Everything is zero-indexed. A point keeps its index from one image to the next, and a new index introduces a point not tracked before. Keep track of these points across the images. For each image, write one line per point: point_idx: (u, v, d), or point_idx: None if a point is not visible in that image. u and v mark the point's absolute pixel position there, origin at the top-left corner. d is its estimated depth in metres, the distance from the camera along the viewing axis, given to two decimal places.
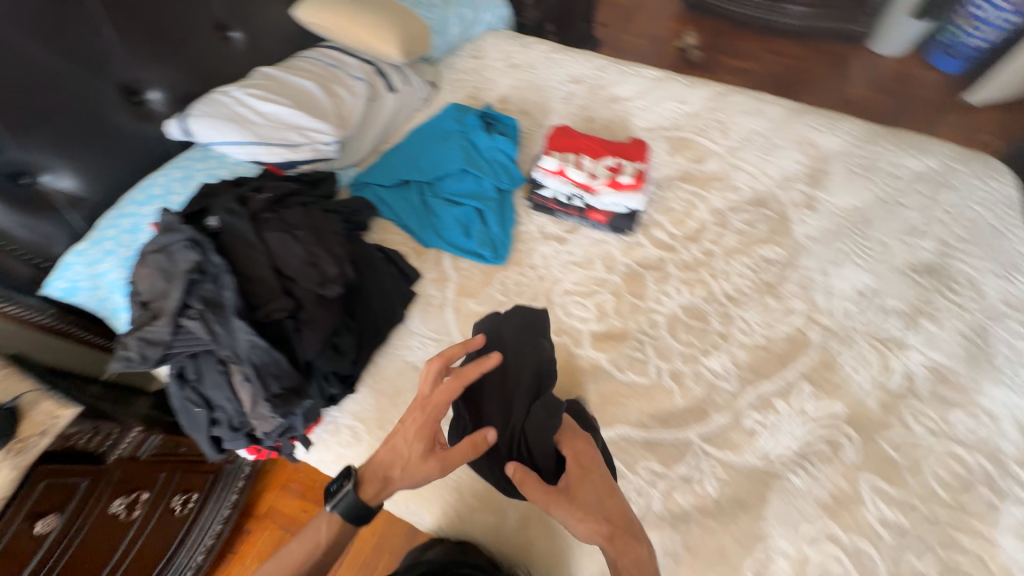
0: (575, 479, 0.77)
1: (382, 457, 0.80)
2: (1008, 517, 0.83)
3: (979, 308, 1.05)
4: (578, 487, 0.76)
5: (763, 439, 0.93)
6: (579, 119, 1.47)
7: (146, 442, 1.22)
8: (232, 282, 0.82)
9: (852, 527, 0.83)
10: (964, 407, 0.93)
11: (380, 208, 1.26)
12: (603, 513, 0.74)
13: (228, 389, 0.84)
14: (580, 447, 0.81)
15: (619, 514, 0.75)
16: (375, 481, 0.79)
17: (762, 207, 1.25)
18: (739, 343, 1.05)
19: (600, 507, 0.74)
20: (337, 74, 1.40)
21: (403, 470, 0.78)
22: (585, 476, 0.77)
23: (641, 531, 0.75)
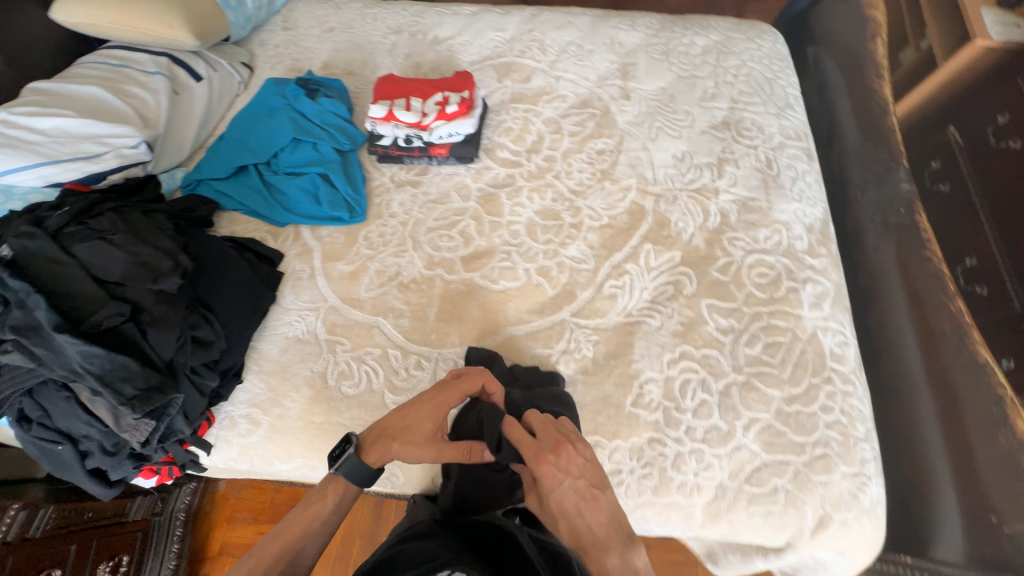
0: (541, 484, 0.67)
1: (388, 423, 0.78)
2: (807, 296, 1.05)
3: (767, 146, 1.25)
4: (543, 499, 0.67)
5: (622, 299, 1.07)
6: (406, 66, 1.46)
7: (37, 518, 1.08)
8: (42, 301, 0.76)
9: (699, 342, 1.00)
10: (765, 225, 1.13)
11: (220, 201, 1.20)
12: (561, 528, 0.66)
13: (83, 412, 0.80)
14: (543, 472, 0.67)
15: (583, 531, 0.64)
16: (378, 446, 0.76)
17: (588, 107, 1.35)
18: (590, 228, 1.17)
19: (560, 520, 0.66)
20: (125, 71, 1.23)
21: (403, 443, 0.76)
22: (547, 496, 0.66)
23: (614, 542, 0.63)
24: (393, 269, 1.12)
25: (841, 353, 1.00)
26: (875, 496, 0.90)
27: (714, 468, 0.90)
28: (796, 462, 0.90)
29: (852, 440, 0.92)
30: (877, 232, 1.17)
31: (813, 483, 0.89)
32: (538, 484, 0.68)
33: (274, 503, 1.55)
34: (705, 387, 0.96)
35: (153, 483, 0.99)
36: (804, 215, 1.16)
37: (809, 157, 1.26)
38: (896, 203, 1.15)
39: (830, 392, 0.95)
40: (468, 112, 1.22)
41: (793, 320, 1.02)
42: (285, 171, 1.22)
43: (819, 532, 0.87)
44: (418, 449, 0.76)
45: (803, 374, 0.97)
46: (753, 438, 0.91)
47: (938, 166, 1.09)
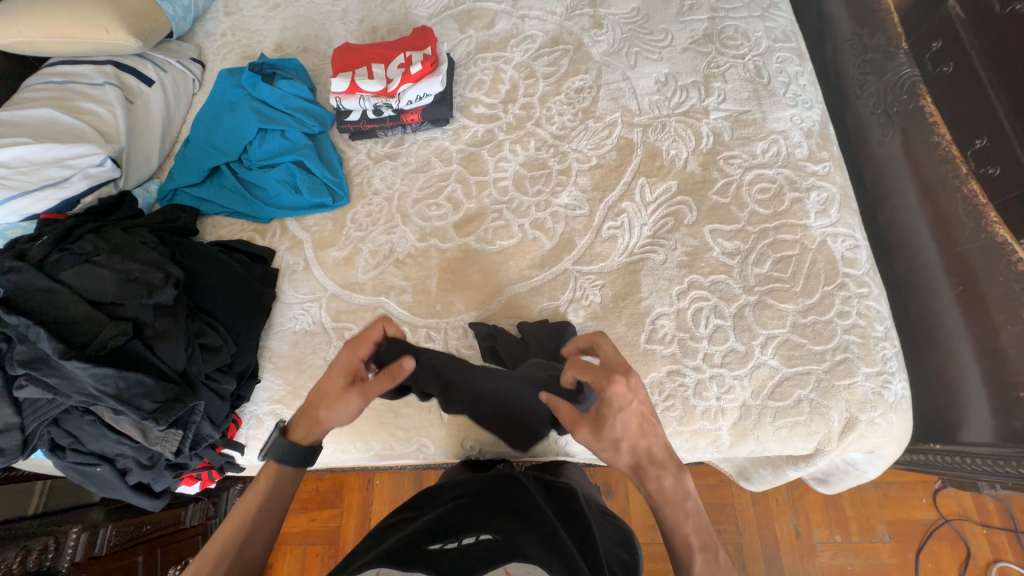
0: (608, 403, 0.66)
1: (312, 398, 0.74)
2: (813, 204, 1.02)
3: (755, 54, 1.17)
4: (608, 420, 0.66)
5: (622, 239, 1.04)
6: (363, 33, 1.37)
7: (98, 538, 1.12)
8: (43, 331, 0.76)
9: (707, 270, 0.98)
10: (761, 138, 1.08)
11: (200, 207, 1.17)
12: (623, 449, 0.67)
13: (111, 432, 0.82)
14: (614, 392, 0.65)
15: (645, 451, 0.67)
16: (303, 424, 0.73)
17: (559, 44, 1.27)
18: (579, 171, 1.12)
19: (622, 442, 0.66)
20: (72, 86, 1.17)
21: (327, 409, 0.71)
22: (613, 414, 0.66)
23: (671, 463, 0.67)
24: (386, 248, 1.10)
25: (854, 257, 0.97)
26: (900, 390, 0.90)
27: (736, 390, 0.90)
28: (817, 371, 0.90)
29: (872, 340, 0.91)
30: (881, 125, 1.11)
31: (837, 389, 0.89)
32: (604, 406, 0.67)
33: (320, 490, 1.61)
34: (718, 313, 0.95)
35: (196, 489, 1.02)
36: (801, 120, 1.10)
37: (801, 57, 1.18)
38: (899, 90, 1.08)
39: (845, 298, 0.94)
40: (434, 70, 1.15)
41: (801, 231, 0.99)
42: (258, 165, 1.17)
43: (847, 435, 0.88)
44: (337, 406, 0.70)
45: (816, 284, 0.95)
46: (772, 354, 0.91)
47: (938, 50, 1.01)
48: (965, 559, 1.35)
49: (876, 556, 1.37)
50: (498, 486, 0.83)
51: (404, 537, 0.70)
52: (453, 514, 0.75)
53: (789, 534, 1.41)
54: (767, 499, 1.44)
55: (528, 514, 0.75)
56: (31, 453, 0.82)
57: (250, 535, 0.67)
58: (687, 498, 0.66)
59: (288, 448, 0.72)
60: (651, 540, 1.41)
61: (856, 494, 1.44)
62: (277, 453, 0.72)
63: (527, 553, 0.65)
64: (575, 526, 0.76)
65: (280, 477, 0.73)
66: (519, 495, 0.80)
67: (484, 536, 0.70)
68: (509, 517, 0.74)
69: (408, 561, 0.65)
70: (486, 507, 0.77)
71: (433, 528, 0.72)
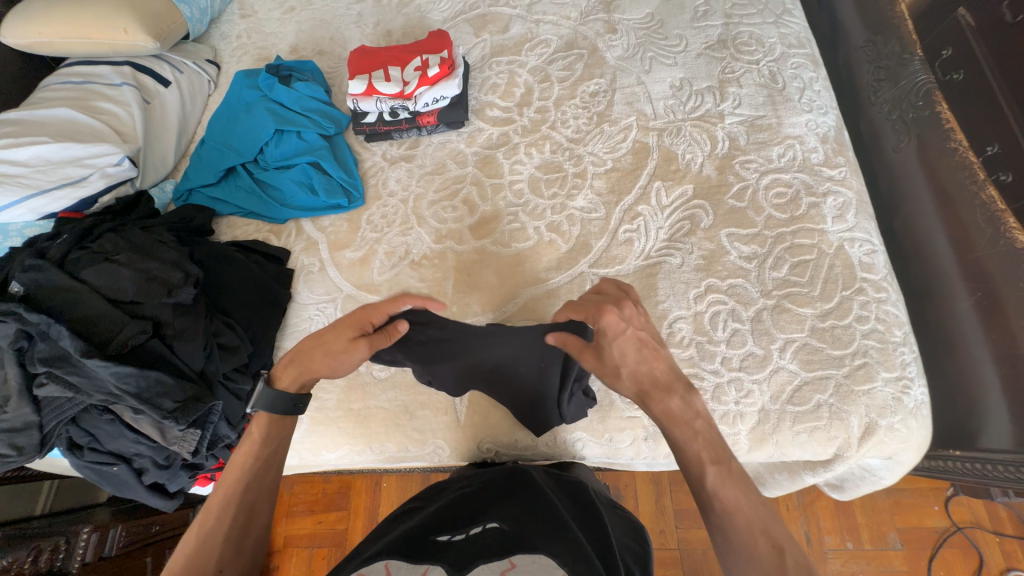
0: (606, 332, 0.73)
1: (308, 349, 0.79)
2: (829, 209, 1.02)
3: (770, 59, 1.18)
4: (605, 348, 0.73)
5: (638, 242, 1.04)
6: (378, 37, 1.38)
7: (109, 537, 1.12)
8: (64, 329, 0.76)
9: (723, 273, 0.98)
10: (776, 142, 1.09)
11: (216, 207, 1.17)
12: (623, 375, 0.72)
13: (128, 431, 0.82)
14: (608, 322, 0.73)
15: (646, 375, 0.71)
16: (292, 370, 0.77)
17: (574, 48, 1.27)
18: (595, 174, 1.12)
19: (622, 367, 0.72)
20: (90, 86, 1.17)
21: (328, 355, 0.77)
22: (609, 342, 0.73)
23: (676, 386, 0.70)
24: (402, 249, 1.10)
25: (871, 262, 0.97)
26: (919, 396, 0.89)
27: (755, 394, 0.90)
28: (836, 376, 0.89)
29: (890, 345, 0.91)
30: (896, 131, 1.11)
31: (857, 394, 0.88)
32: (600, 336, 0.74)
33: (328, 492, 1.61)
34: (736, 317, 0.95)
35: (209, 489, 1.02)
36: (816, 126, 1.10)
37: (815, 63, 1.18)
38: (914, 96, 1.08)
39: (863, 302, 0.94)
40: (450, 73, 1.16)
41: (818, 236, 0.99)
42: (274, 166, 1.17)
43: (866, 440, 0.87)
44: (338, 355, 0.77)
45: (834, 288, 0.95)
46: (790, 359, 0.91)
47: (949, 56, 1.03)
48: (978, 567, 1.34)
49: (888, 564, 1.36)
50: (509, 481, 0.83)
51: (413, 529, 0.70)
52: (461, 504, 0.77)
53: (800, 541, 1.40)
54: (777, 506, 1.43)
55: (539, 505, 0.74)
56: (48, 452, 0.82)
57: (253, 482, 0.69)
58: (697, 417, 0.68)
59: (277, 396, 0.75)
60: (661, 545, 1.40)
61: (867, 501, 1.43)
62: (268, 403, 0.75)
63: (534, 544, 0.64)
64: (589, 520, 0.76)
65: (277, 424, 0.75)
66: (529, 485, 0.81)
67: (490, 524, 0.70)
68: (518, 508, 0.74)
69: (418, 552, 0.64)
70: (497, 499, 0.77)
71: (442, 520, 0.72)
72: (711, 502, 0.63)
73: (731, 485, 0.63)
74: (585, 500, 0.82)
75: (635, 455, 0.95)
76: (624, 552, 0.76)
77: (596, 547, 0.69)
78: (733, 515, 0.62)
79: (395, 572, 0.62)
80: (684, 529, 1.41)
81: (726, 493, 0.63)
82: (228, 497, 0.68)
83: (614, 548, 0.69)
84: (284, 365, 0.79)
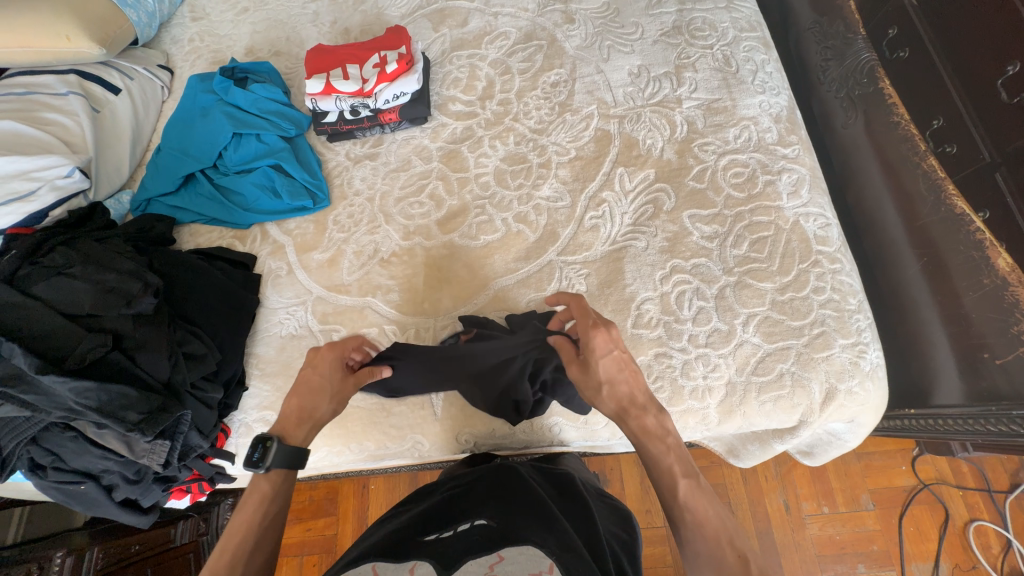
0: (590, 349, 0.75)
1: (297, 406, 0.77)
2: (784, 186, 1.05)
3: (723, 44, 1.21)
4: (591, 364, 0.75)
5: (604, 228, 1.06)
6: (335, 35, 1.36)
7: (84, 561, 1.09)
8: (15, 347, 0.73)
9: (687, 254, 1.01)
10: (732, 124, 1.12)
11: (176, 215, 1.14)
12: (603, 392, 0.74)
13: (94, 448, 0.80)
14: (597, 340, 0.75)
15: (624, 395, 0.74)
16: (305, 424, 0.76)
17: (533, 40, 1.28)
18: (559, 164, 1.14)
19: (603, 385, 0.74)
20: (31, 96, 1.12)
21: (333, 401, 0.79)
22: (597, 359, 0.74)
23: (651, 405, 0.74)
24: (370, 248, 1.10)
25: (825, 235, 1.01)
26: (875, 359, 0.94)
27: (721, 368, 0.93)
28: (796, 346, 0.93)
29: (846, 313, 0.95)
30: (844, 108, 1.16)
31: (816, 361, 0.92)
32: (588, 352, 0.75)
33: (314, 498, 1.59)
34: (701, 294, 0.98)
35: (187, 502, 1.00)
36: (769, 106, 1.14)
37: (766, 46, 1.22)
38: (859, 74, 1.12)
39: (820, 274, 0.98)
40: (410, 69, 1.15)
41: (774, 213, 1.03)
42: (233, 170, 1.14)
43: (828, 405, 0.91)
44: (338, 396, 0.80)
45: (791, 262, 0.99)
46: (753, 332, 0.94)
47: (895, 35, 1.06)
48: (944, 521, 1.41)
49: (862, 524, 1.43)
50: (495, 475, 0.83)
51: (398, 531, 0.70)
52: (450, 503, 0.76)
53: (779, 510, 1.45)
54: (756, 477, 1.48)
55: (525, 499, 0.75)
56: (9, 476, 0.79)
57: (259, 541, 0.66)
58: (670, 433, 0.72)
59: (288, 451, 0.71)
60: (648, 524, 1.43)
61: (840, 466, 1.49)
62: (280, 459, 0.70)
63: (520, 537, 0.65)
64: (572, 511, 0.78)
65: (280, 477, 0.72)
66: (514, 479, 0.82)
67: (478, 521, 0.70)
68: (503, 502, 0.74)
69: (406, 551, 0.65)
70: (484, 494, 0.78)
71: (429, 521, 0.72)
72: (683, 514, 0.66)
73: (700, 497, 0.67)
74: (572, 490, 0.84)
75: (611, 436, 0.98)
76: (610, 537, 0.78)
77: (583, 537, 0.72)
78: (702, 526, 0.65)
79: (383, 572, 0.61)
80: None
81: (696, 505, 0.66)
82: (231, 562, 0.64)
83: (601, 536, 0.72)
84: (293, 420, 0.75)
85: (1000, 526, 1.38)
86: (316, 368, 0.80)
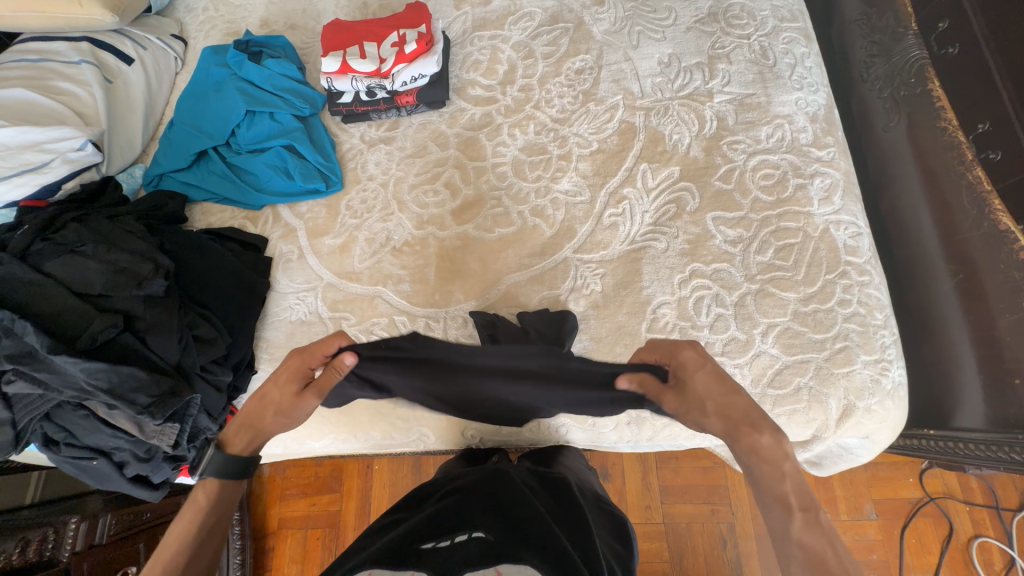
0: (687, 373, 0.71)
1: (249, 410, 0.76)
2: (816, 191, 1.01)
3: (761, 34, 1.14)
4: (687, 381, 0.71)
5: (623, 226, 1.02)
6: (353, 9, 1.31)
7: (98, 526, 1.12)
8: (27, 324, 0.73)
9: (708, 257, 0.98)
10: (765, 121, 1.06)
11: (189, 193, 1.13)
12: (707, 410, 0.69)
13: (105, 426, 0.81)
14: (687, 356, 0.72)
15: (732, 410, 0.67)
16: (246, 433, 0.75)
17: (559, 21, 1.22)
18: (580, 157, 1.09)
19: (708, 403, 0.69)
20: (44, 64, 1.10)
21: (278, 412, 0.75)
22: (692, 376, 0.71)
23: (766, 423, 0.66)
24: (382, 235, 1.08)
25: (856, 245, 0.97)
26: (897, 377, 0.91)
27: (736, 378, 0.91)
28: (816, 359, 0.90)
29: (871, 329, 0.91)
30: (887, 110, 1.08)
31: (836, 377, 0.89)
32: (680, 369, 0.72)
33: (320, 474, 1.62)
34: (720, 302, 0.95)
35: (196, 479, 1.01)
36: (806, 104, 1.07)
37: (808, 38, 1.14)
38: (907, 73, 1.05)
39: (847, 286, 0.94)
40: (429, 50, 1.09)
41: (804, 219, 0.98)
42: (245, 149, 1.11)
43: (844, 422, 0.89)
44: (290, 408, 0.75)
45: (818, 272, 0.94)
46: (772, 343, 0.91)
47: (946, 30, 0.98)
48: (947, 535, 1.40)
49: (863, 533, 1.42)
50: (488, 482, 0.81)
51: (399, 535, 0.70)
52: (449, 509, 0.75)
53: None
54: None
55: (524, 510, 0.73)
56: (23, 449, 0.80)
57: (201, 547, 0.67)
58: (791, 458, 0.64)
59: (226, 459, 0.72)
60: (646, 520, 1.44)
61: (845, 474, 1.47)
62: (216, 467, 0.72)
63: (520, 553, 0.65)
64: (568, 521, 0.76)
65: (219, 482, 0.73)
66: (504, 488, 0.80)
67: (476, 533, 0.69)
68: (500, 515, 0.73)
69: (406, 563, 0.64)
70: (482, 503, 0.76)
71: (424, 527, 0.71)
72: (794, 550, 0.59)
73: (815, 533, 0.59)
74: (568, 496, 0.82)
75: (618, 439, 0.97)
76: (606, 550, 0.77)
77: (578, 547, 0.71)
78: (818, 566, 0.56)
79: None
80: (669, 504, 1.45)
81: (807, 542, 0.58)
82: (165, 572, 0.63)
83: (597, 548, 0.71)
84: (234, 429, 0.76)
85: (1005, 544, 1.36)
86: (274, 378, 0.75)
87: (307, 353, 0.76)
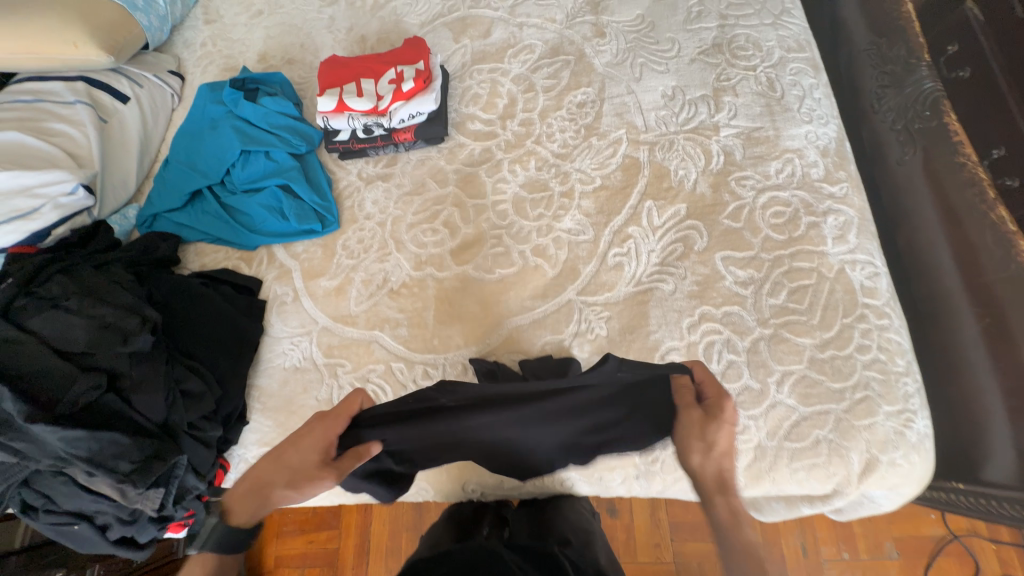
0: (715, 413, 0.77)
1: (259, 474, 0.76)
2: (829, 229, 0.96)
3: (768, 65, 1.11)
4: (716, 420, 0.77)
5: (629, 267, 0.99)
6: (351, 43, 1.30)
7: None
8: (5, 391, 0.70)
9: (718, 300, 0.94)
10: (773, 156, 1.03)
11: (183, 233, 1.11)
12: (715, 453, 0.76)
13: (86, 491, 0.77)
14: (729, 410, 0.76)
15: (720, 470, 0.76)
16: (255, 499, 0.75)
17: (560, 54, 1.20)
18: (582, 194, 1.06)
19: (716, 449, 0.76)
20: (38, 105, 1.08)
21: (289, 483, 0.75)
22: (721, 425, 0.76)
23: (731, 485, 0.75)
24: (379, 277, 1.04)
25: (873, 286, 0.92)
26: (923, 429, 0.85)
27: (750, 430, 0.86)
28: (836, 410, 0.85)
29: (893, 376, 0.87)
30: (900, 142, 1.05)
31: (857, 429, 0.84)
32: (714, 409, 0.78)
33: (318, 511, 1.57)
34: (732, 348, 0.90)
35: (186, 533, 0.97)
36: (816, 137, 1.04)
37: (816, 68, 1.12)
38: (921, 106, 1.02)
39: (865, 330, 0.89)
40: (427, 87, 1.08)
41: (817, 259, 0.94)
42: (240, 189, 1.09)
43: (867, 477, 0.83)
44: (304, 489, 0.74)
45: (834, 316, 0.90)
46: (788, 393, 0.86)
47: (954, 54, 0.99)
48: None
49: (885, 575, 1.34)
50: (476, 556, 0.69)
51: None
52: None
53: (796, 553, 1.37)
54: None
55: None
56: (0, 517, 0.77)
57: None
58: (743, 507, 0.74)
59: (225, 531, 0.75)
60: (656, 561, 1.37)
61: None
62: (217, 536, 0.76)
63: None
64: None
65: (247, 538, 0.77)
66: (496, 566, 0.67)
67: None
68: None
69: None
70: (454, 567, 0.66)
71: None
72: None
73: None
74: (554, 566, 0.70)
75: (627, 492, 0.91)
76: None
77: None
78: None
79: None
80: (680, 543, 1.38)
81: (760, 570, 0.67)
82: None
83: None
84: (240, 493, 0.76)
85: None
86: (296, 443, 0.77)
87: (331, 421, 0.78)
